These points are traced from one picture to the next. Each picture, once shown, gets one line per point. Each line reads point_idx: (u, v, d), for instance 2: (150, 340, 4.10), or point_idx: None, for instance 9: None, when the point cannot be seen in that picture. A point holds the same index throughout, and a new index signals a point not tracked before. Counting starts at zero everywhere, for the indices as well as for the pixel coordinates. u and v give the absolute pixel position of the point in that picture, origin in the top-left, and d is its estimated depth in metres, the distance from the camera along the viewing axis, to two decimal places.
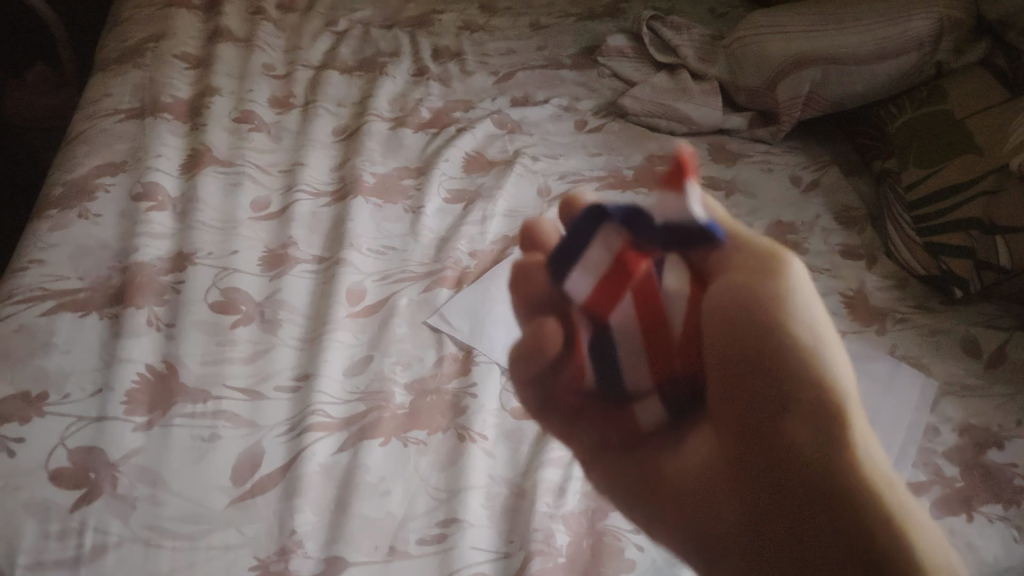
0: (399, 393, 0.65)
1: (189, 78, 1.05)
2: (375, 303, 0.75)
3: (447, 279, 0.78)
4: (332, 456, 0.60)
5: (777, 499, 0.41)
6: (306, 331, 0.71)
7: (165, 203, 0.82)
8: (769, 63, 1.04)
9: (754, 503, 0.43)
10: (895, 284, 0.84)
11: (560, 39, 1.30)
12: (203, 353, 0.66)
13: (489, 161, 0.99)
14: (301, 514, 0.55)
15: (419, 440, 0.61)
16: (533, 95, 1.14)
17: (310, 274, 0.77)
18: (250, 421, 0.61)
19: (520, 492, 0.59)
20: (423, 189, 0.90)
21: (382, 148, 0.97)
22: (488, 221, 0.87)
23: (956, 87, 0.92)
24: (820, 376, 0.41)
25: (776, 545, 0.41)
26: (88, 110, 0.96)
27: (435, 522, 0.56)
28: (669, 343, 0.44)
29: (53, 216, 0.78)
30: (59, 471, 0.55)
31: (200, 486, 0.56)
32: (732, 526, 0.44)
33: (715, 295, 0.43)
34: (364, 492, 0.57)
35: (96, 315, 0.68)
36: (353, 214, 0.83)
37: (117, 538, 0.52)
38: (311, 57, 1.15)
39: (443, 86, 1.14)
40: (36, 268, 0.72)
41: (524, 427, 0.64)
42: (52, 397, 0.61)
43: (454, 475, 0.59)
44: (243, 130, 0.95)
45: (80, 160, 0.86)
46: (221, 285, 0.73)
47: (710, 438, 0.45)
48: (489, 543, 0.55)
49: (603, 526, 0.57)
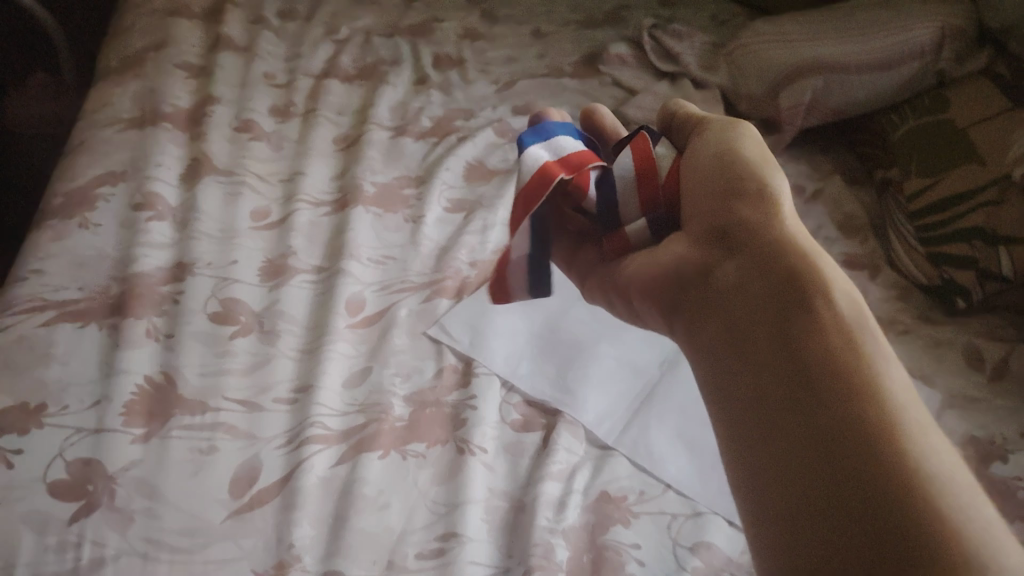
0: (399, 405, 0.65)
1: (190, 87, 1.05)
2: (375, 314, 0.74)
3: (447, 289, 0.77)
4: (331, 468, 0.59)
5: (787, 312, 0.44)
6: (305, 342, 0.71)
7: (165, 212, 0.82)
8: (771, 72, 1.04)
9: (764, 303, 0.45)
10: (897, 294, 0.83)
11: (561, 47, 1.29)
12: (202, 364, 0.66)
13: (490, 170, 0.99)
14: (298, 527, 0.55)
15: (418, 453, 0.61)
16: (534, 103, 1.14)
17: (309, 284, 0.77)
18: (248, 433, 0.61)
19: (519, 505, 0.59)
20: (424, 199, 0.90)
21: (383, 156, 0.97)
22: (488, 230, 0.87)
23: (958, 97, 0.91)
24: (801, 231, 0.48)
25: (779, 340, 0.43)
26: (89, 119, 0.96)
27: (434, 536, 0.56)
28: (691, 191, 0.54)
29: (53, 226, 0.78)
30: (56, 483, 0.55)
31: (198, 499, 0.56)
32: (742, 319, 0.46)
33: (714, 169, 0.53)
34: (363, 506, 0.57)
35: (95, 326, 0.68)
36: (354, 224, 0.83)
37: (114, 551, 0.52)
38: (312, 65, 1.15)
39: (444, 94, 1.14)
40: (35, 278, 0.72)
41: (524, 440, 0.64)
42: (50, 409, 0.60)
43: (453, 489, 0.59)
44: (243, 140, 0.95)
45: (80, 170, 0.86)
46: (220, 295, 0.73)
47: (745, 260, 0.48)
48: (489, 558, 0.55)
49: (603, 541, 0.57)
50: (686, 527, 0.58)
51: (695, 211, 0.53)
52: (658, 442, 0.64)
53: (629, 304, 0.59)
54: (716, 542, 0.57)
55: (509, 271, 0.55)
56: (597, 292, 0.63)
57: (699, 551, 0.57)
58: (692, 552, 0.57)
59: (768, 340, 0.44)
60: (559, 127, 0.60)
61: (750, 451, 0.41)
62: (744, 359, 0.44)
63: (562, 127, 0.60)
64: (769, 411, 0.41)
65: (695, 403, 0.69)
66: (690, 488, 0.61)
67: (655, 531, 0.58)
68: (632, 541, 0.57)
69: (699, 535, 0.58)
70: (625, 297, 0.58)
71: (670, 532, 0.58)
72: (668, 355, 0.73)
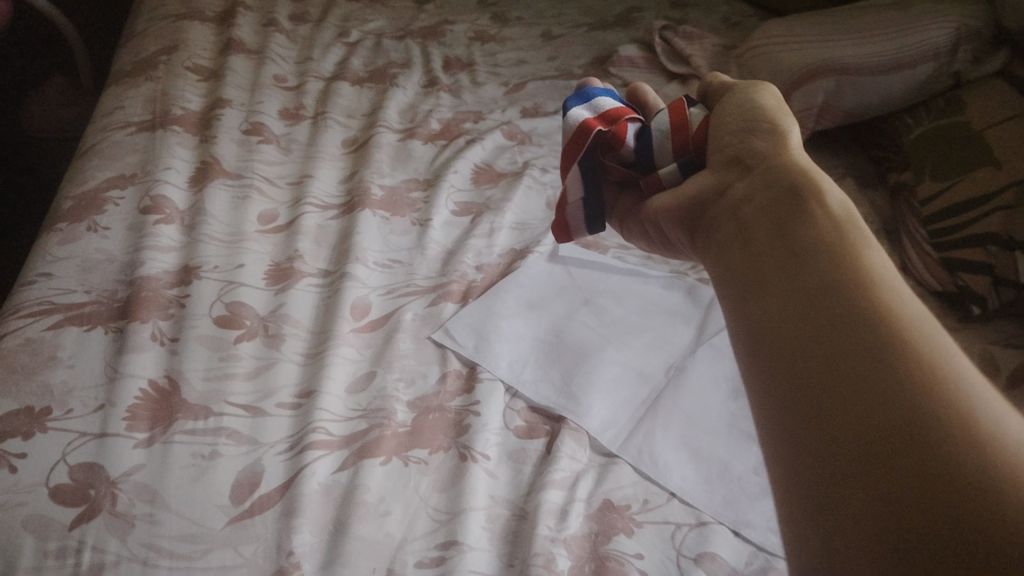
0: (402, 411, 0.65)
1: (200, 90, 1.05)
2: (379, 318, 0.74)
3: (453, 293, 0.77)
4: (332, 475, 0.59)
5: (787, 206, 0.42)
6: (309, 347, 0.70)
7: (172, 216, 0.82)
8: (781, 73, 1.01)
9: (770, 204, 0.44)
10: None
11: (572, 49, 1.29)
12: (206, 368, 0.66)
13: (498, 173, 0.98)
14: (298, 534, 0.54)
15: (420, 460, 0.61)
16: (544, 105, 1.13)
17: (315, 288, 0.77)
18: (250, 438, 0.61)
19: (521, 514, 0.58)
20: (431, 202, 0.89)
21: (391, 159, 0.97)
22: (496, 233, 0.86)
23: (974, 99, 0.90)
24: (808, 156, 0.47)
25: (781, 231, 0.41)
26: (100, 123, 0.97)
27: (434, 545, 0.55)
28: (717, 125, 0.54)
29: (63, 229, 0.78)
30: (59, 488, 0.55)
31: (199, 505, 0.55)
32: (749, 219, 0.44)
33: (739, 121, 0.52)
34: (363, 513, 0.56)
35: (101, 330, 0.68)
36: (360, 227, 0.83)
37: (115, 557, 0.52)
38: (323, 69, 1.15)
39: (454, 97, 1.13)
40: (44, 282, 0.72)
41: (527, 447, 0.64)
42: (55, 412, 0.60)
43: (455, 496, 0.58)
44: (252, 143, 0.95)
45: (91, 173, 0.86)
46: (226, 299, 0.73)
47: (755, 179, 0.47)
48: (490, 567, 0.54)
49: (606, 551, 0.56)
50: (690, 537, 0.58)
51: (718, 142, 0.52)
52: (662, 450, 0.63)
53: (661, 237, 0.57)
54: (722, 553, 0.56)
55: (567, 213, 0.62)
56: (636, 233, 0.61)
57: (703, 562, 0.56)
58: (696, 563, 0.56)
59: (771, 232, 0.42)
60: (602, 91, 0.65)
61: (746, 328, 0.39)
62: (745, 251, 0.43)
63: (605, 91, 0.65)
64: (766, 288, 0.39)
65: (702, 410, 0.68)
66: (695, 498, 0.60)
67: (659, 541, 0.57)
68: (635, 552, 0.56)
69: (703, 546, 0.57)
70: (658, 233, 0.57)
71: (674, 542, 0.57)
72: (675, 361, 0.72)
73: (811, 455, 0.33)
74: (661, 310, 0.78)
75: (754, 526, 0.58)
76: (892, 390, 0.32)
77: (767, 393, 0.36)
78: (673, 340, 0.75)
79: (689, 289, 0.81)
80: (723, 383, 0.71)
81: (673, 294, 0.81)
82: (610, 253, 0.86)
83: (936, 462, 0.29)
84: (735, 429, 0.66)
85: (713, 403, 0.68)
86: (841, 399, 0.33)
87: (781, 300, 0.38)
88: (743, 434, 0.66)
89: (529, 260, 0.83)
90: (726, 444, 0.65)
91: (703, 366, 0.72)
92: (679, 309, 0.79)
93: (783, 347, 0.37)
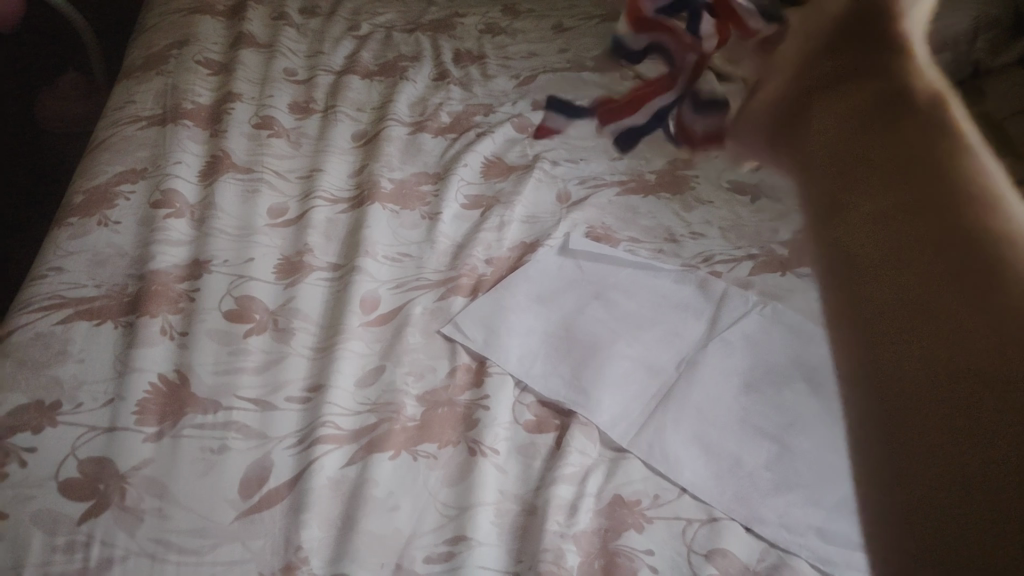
0: (411, 405, 0.64)
1: (211, 84, 1.05)
2: (389, 312, 0.74)
3: (463, 287, 0.77)
4: (340, 469, 0.59)
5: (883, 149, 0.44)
6: (319, 340, 0.70)
7: (183, 210, 0.82)
8: None
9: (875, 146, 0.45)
10: None
11: (583, 42, 1.28)
12: (215, 362, 0.66)
13: (509, 166, 0.98)
14: (307, 529, 0.54)
15: (428, 454, 0.60)
16: (554, 98, 1.12)
17: (324, 282, 0.76)
18: (259, 432, 0.61)
19: (531, 509, 0.58)
20: (441, 196, 0.89)
21: (401, 153, 0.96)
22: (506, 227, 0.86)
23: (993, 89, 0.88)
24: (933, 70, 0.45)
25: (883, 180, 0.43)
26: (111, 117, 0.97)
27: (443, 540, 0.55)
28: None
29: (73, 224, 0.78)
30: (69, 482, 0.55)
31: (208, 500, 0.55)
32: (869, 167, 0.45)
33: None
34: (371, 508, 0.56)
35: (111, 324, 0.68)
36: (370, 221, 0.82)
37: (123, 551, 0.52)
38: (333, 62, 1.15)
39: (464, 90, 1.13)
40: (55, 276, 0.72)
41: (536, 441, 0.63)
42: (64, 406, 0.60)
43: (465, 491, 0.58)
44: (262, 137, 0.95)
45: (102, 167, 0.87)
46: (236, 293, 0.73)
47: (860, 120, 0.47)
48: (499, 563, 0.54)
49: (616, 546, 0.55)
50: (701, 533, 0.57)
51: None
52: (673, 445, 0.63)
53: None
54: (733, 549, 0.56)
55: None
56: None
57: (714, 558, 0.55)
58: (707, 559, 0.55)
59: (872, 188, 0.44)
60: None
61: (844, 281, 0.44)
62: (850, 216, 0.46)
63: None
64: (867, 251, 0.42)
65: (714, 404, 0.67)
66: (706, 494, 0.59)
67: (669, 537, 0.56)
68: (646, 547, 0.55)
69: (714, 542, 0.56)
70: None
71: (684, 538, 0.56)
72: (686, 356, 0.72)
73: (894, 406, 0.37)
74: (672, 304, 0.78)
75: (766, 522, 0.58)
76: (954, 341, 0.34)
77: (861, 337, 0.40)
78: (684, 334, 0.74)
79: (701, 283, 0.80)
80: (735, 376, 0.70)
81: (685, 287, 0.80)
82: (622, 246, 0.85)
83: (983, 415, 0.32)
84: (746, 423, 0.65)
85: (725, 397, 0.68)
86: (917, 351, 0.36)
87: (878, 248, 0.41)
88: (755, 429, 0.65)
89: (539, 253, 0.82)
90: (737, 438, 0.64)
91: (715, 360, 0.71)
92: (690, 303, 0.78)
93: (884, 305, 0.39)
